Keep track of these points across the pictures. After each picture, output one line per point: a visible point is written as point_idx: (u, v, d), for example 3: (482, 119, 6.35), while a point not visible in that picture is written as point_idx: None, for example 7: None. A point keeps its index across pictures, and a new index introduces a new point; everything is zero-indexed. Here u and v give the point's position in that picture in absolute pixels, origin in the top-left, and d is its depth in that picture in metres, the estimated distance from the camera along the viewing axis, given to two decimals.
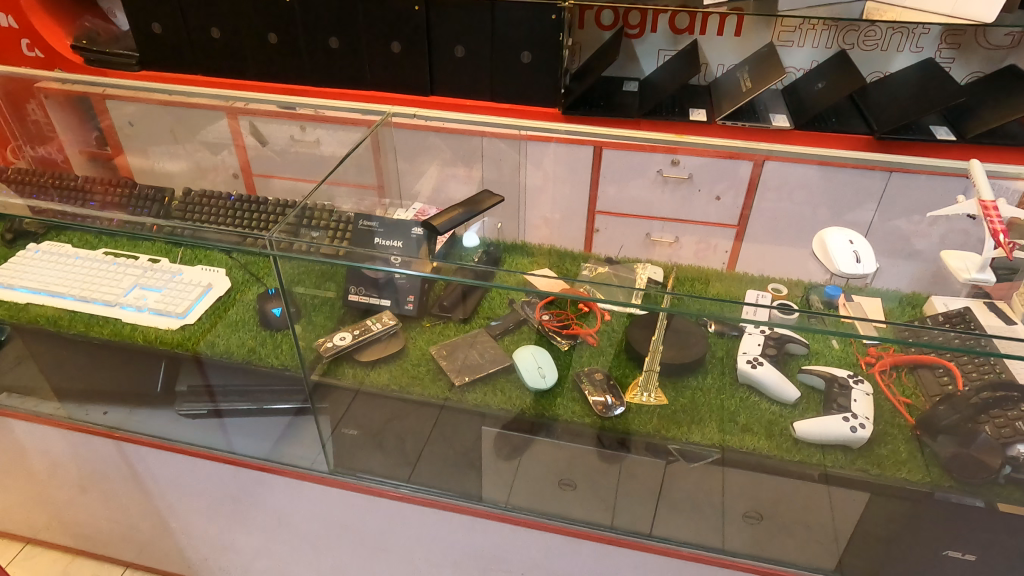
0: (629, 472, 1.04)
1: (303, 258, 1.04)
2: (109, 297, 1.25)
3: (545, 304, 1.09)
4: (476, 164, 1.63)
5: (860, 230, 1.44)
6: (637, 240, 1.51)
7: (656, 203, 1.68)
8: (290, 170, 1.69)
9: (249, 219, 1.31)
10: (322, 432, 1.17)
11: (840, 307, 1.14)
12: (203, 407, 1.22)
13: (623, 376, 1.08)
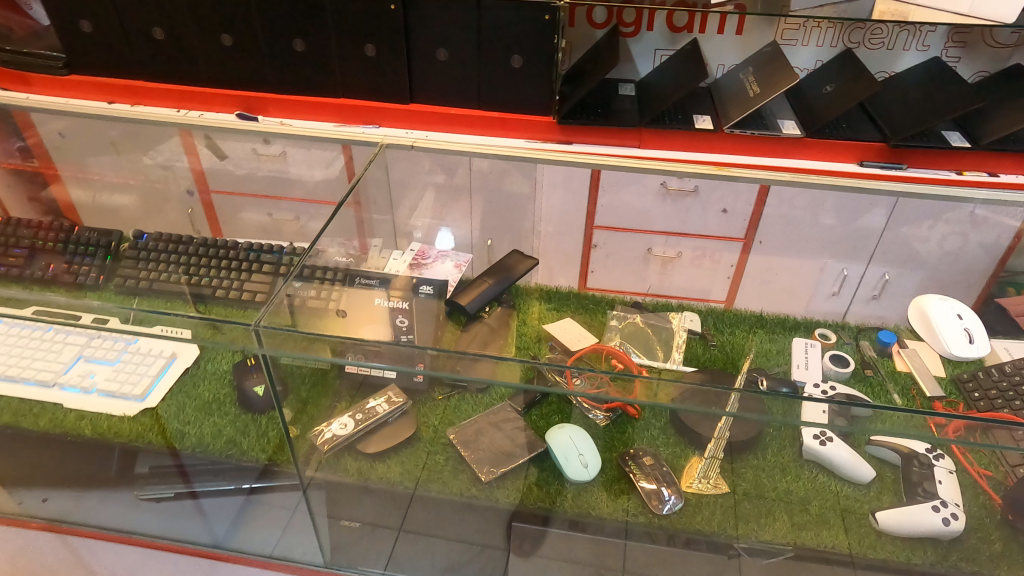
0: (681, 563, 0.91)
1: (282, 343, 0.89)
2: (44, 377, 1.05)
3: (575, 361, 0.97)
4: (456, 180, 1.29)
5: (870, 240, 1.18)
6: (634, 266, 1.22)
7: (655, 213, 1.26)
8: (248, 184, 1.40)
9: (221, 273, 1.12)
10: (315, 518, 1.01)
11: (897, 359, 1.03)
12: (174, 488, 1.05)
13: (680, 462, 0.95)
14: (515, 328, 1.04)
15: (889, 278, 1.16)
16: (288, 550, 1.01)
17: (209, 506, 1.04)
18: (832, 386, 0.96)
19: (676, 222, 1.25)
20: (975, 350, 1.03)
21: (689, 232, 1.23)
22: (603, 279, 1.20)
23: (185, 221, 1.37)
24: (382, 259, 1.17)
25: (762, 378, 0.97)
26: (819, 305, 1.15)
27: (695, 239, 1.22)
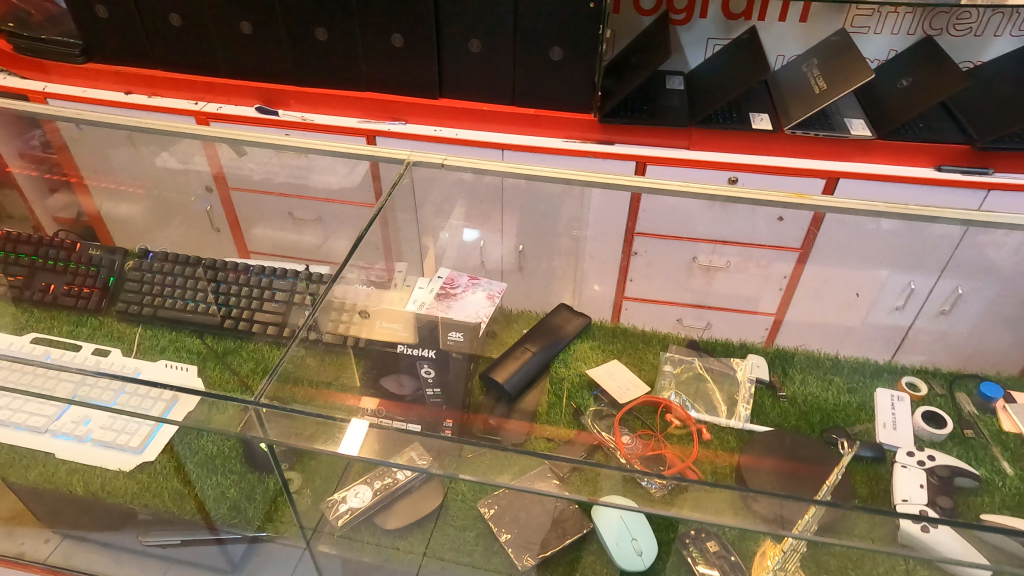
0: None
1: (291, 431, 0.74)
2: (36, 423, 0.87)
3: (622, 417, 0.86)
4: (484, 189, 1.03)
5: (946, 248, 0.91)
6: (672, 276, 1.07)
7: (697, 222, 1.00)
8: (258, 186, 1.20)
9: (235, 302, 1.03)
10: None
11: (1003, 417, 0.89)
12: (180, 536, 0.85)
13: (749, 549, 0.75)
14: (552, 373, 0.92)
15: (962, 293, 0.97)
16: None
17: (225, 559, 0.84)
18: (929, 453, 0.82)
19: (720, 227, 0.99)
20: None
21: (730, 239, 1.01)
22: (641, 286, 1.03)
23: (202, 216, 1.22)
24: (407, 289, 1.05)
25: (842, 441, 0.85)
26: (877, 319, 1.00)
27: (738, 246, 1.01)
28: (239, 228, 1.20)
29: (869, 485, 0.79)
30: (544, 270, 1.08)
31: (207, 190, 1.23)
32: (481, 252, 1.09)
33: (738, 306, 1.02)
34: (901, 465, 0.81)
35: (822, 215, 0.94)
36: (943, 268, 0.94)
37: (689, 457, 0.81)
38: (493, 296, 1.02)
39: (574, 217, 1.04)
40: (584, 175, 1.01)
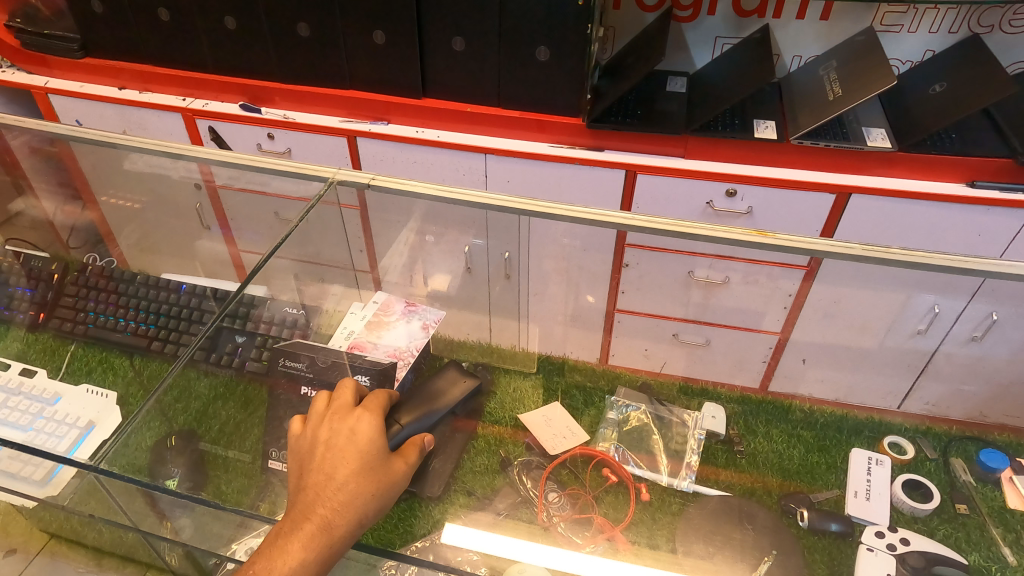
0: None
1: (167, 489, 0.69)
2: None
3: (552, 470, 0.77)
4: (426, 210, 0.92)
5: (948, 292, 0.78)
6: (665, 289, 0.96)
7: (697, 244, 0.84)
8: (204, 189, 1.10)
9: (161, 324, 0.99)
10: None
11: (1008, 490, 0.78)
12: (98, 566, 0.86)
13: None
14: (484, 415, 0.83)
15: (998, 319, 0.79)
16: None
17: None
18: (904, 536, 0.72)
19: (720, 251, 0.84)
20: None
21: (737, 256, 0.85)
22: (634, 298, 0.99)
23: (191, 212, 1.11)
24: (338, 312, 0.96)
25: (802, 511, 0.74)
26: (896, 345, 0.87)
27: (745, 263, 0.86)
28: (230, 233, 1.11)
29: (827, 567, 0.70)
30: (533, 279, 0.95)
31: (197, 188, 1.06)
32: (467, 257, 0.95)
33: (734, 322, 0.97)
34: (868, 548, 0.71)
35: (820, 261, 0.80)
36: (975, 290, 0.77)
37: (623, 521, 0.72)
38: (428, 325, 0.92)
39: (528, 245, 0.91)
40: (525, 204, 0.87)
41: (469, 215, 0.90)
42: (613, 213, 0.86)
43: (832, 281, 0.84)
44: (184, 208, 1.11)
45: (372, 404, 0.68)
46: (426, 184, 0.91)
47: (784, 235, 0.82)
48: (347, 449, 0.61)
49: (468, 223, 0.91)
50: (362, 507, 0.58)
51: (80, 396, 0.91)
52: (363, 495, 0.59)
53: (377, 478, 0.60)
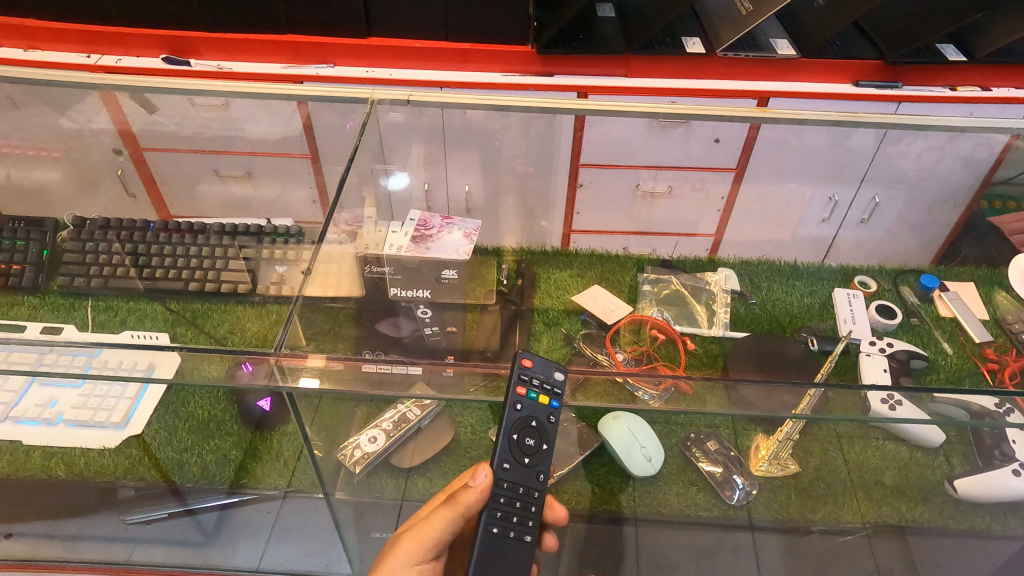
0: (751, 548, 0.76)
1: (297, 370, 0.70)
2: None
3: (613, 336, 0.90)
4: (425, 121, 0.96)
5: (864, 160, 0.98)
6: (617, 205, 1.03)
7: (637, 146, 0.97)
8: (159, 141, 1.03)
9: (195, 264, 0.97)
10: (339, 521, 0.81)
11: (939, 303, 0.99)
12: (167, 508, 0.80)
13: (746, 442, 0.77)
14: (537, 303, 0.94)
15: (880, 201, 1.02)
16: (289, 553, 0.81)
17: (200, 529, 0.81)
18: (888, 341, 0.91)
19: (654, 155, 0.99)
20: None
21: (669, 165, 1.00)
22: (590, 218, 1.02)
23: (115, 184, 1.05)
24: (380, 233, 0.99)
25: (811, 338, 0.91)
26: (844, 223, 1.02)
27: (675, 171, 1.00)
28: (153, 183, 1.05)
29: (840, 375, 0.86)
30: (491, 218, 1.03)
31: (117, 151, 1.05)
32: (427, 196, 1.02)
33: (678, 230, 1.03)
34: (866, 354, 0.88)
35: (759, 126, 0.93)
36: (863, 177, 1.01)
37: (680, 367, 0.86)
38: (470, 234, 1.02)
39: (551, 147, 0.99)
40: (551, 102, 0.94)
41: (451, 126, 0.96)
42: (625, 104, 0.94)
43: (797, 159, 0.98)
44: (104, 180, 1.05)
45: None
46: (431, 99, 0.94)
47: (780, 110, 0.94)
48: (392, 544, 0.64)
49: (452, 136, 0.97)
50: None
51: (123, 336, 0.89)
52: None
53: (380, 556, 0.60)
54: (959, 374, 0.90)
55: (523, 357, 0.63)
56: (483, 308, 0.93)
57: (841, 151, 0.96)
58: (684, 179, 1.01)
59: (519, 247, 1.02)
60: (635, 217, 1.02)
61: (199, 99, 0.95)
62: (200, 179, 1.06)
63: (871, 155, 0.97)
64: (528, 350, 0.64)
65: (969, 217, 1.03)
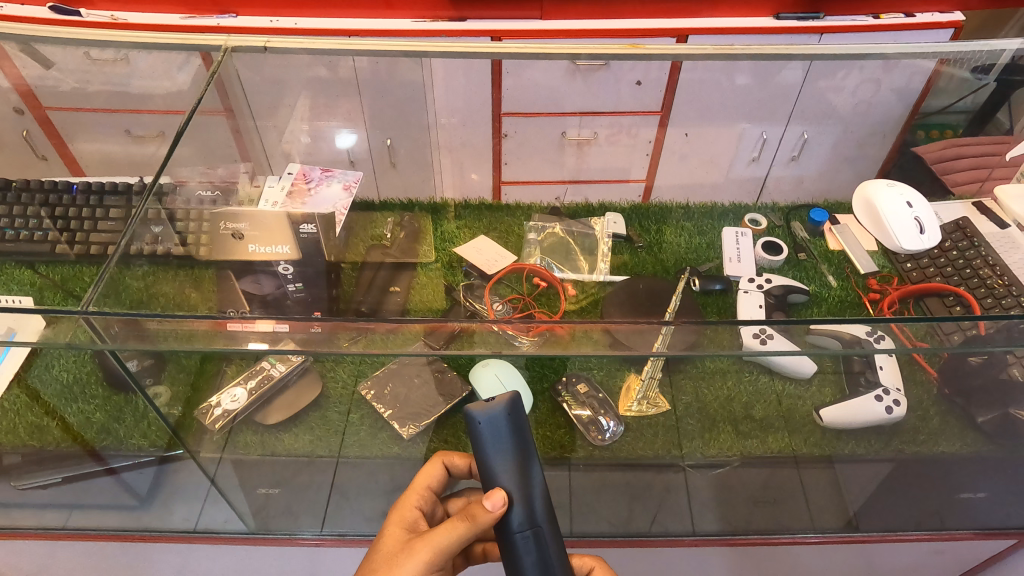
0: (673, 487, 0.81)
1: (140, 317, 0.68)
2: None
3: (494, 286, 0.89)
4: (336, 68, 0.92)
5: (787, 100, 0.96)
6: (546, 155, 0.98)
7: (567, 94, 0.94)
8: (56, 101, 0.97)
9: (62, 225, 0.94)
10: (219, 484, 0.80)
11: (829, 237, 0.99)
12: (58, 474, 0.79)
13: (614, 382, 0.77)
14: (420, 256, 0.92)
15: (808, 138, 0.99)
16: (166, 511, 0.82)
17: (86, 491, 0.80)
18: (768, 277, 0.91)
19: (585, 99, 0.94)
20: (926, 243, 0.96)
21: (602, 111, 0.95)
22: (520, 169, 0.98)
23: (24, 147, 1.00)
24: (256, 189, 0.95)
25: (694, 278, 0.91)
26: (740, 173, 1.00)
27: (610, 117, 0.95)
28: (61, 139, 1.00)
29: (717, 309, 0.89)
30: (417, 167, 0.99)
31: (18, 111, 0.98)
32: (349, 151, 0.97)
33: (612, 179, 0.99)
34: (743, 291, 0.90)
35: (680, 64, 0.91)
36: (790, 115, 0.98)
37: (558, 314, 0.86)
38: (350, 186, 0.97)
39: (437, 101, 0.94)
40: (418, 45, 0.90)
41: (363, 75, 0.92)
42: (510, 49, 0.91)
43: (681, 95, 0.94)
44: (9, 142, 1.00)
45: (419, 504, 0.67)
46: (321, 49, 0.89)
47: (653, 45, 0.92)
48: (372, 555, 0.61)
49: (366, 85, 0.94)
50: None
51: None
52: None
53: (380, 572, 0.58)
54: (840, 307, 0.90)
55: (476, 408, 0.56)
56: (359, 262, 0.92)
57: (727, 89, 0.94)
58: (611, 125, 0.95)
59: (456, 201, 0.99)
60: (545, 168, 0.99)
61: (96, 53, 0.91)
62: (70, 139, 1.00)
63: (794, 92, 0.95)
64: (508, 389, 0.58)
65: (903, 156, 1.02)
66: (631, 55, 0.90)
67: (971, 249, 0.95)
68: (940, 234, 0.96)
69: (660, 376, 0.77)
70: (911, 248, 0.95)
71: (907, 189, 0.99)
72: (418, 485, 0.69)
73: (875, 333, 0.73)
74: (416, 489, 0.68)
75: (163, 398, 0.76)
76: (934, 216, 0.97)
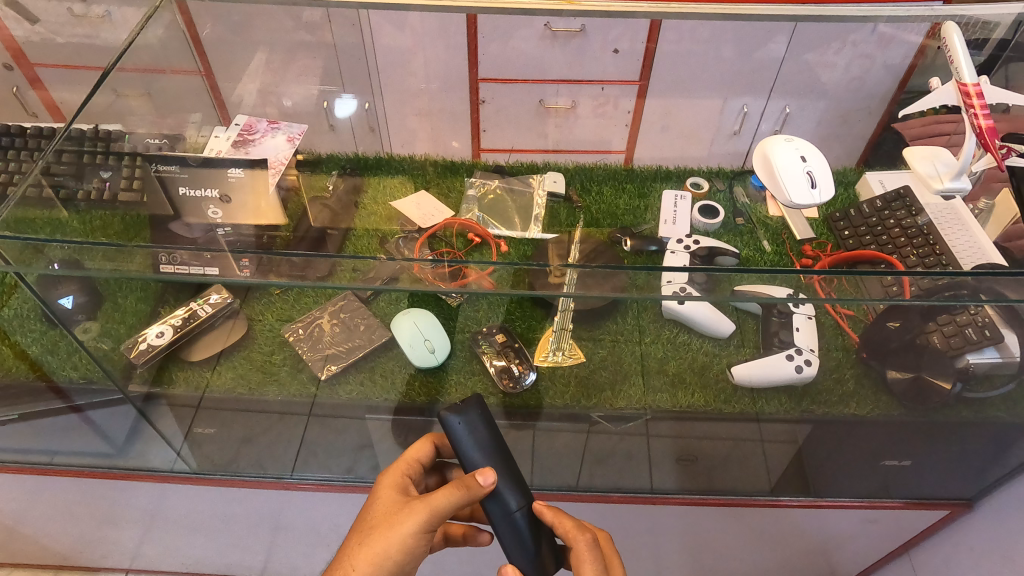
0: (628, 451, 0.86)
1: (80, 258, 0.67)
2: None
3: (428, 239, 0.93)
4: (308, 19, 0.99)
5: (768, 76, 0.99)
6: (522, 122, 1.01)
7: (548, 64, 0.96)
8: (40, 56, 1.03)
9: (15, 167, 0.95)
10: (162, 431, 0.86)
11: (771, 206, 0.98)
12: (15, 412, 0.83)
13: (527, 326, 0.81)
14: (359, 210, 0.97)
15: (790, 112, 1.01)
16: (116, 447, 0.88)
17: (36, 427, 0.85)
18: (696, 239, 0.92)
19: (567, 68, 0.97)
20: (816, 198, 0.88)
21: (578, 79, 0.98)
22: (497, 135, 1.02)
23: (12, 101, 1.03)
24: (201, 138, 0.99)
25: (626, 239, 0.93)
26: (721, 147, 1.03)
27: (590, 87, 0.98)
28: (40, 85, 1.04)
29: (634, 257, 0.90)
30: (397, 128, 1.04)
31: (8, 67, 1.04)
32: (328, 114, 1.04)
33: (591, 150, 1.02)
34: (671, 251, 0.90)
35: (660, 23, 0.94)
36: (770, 90, 1.00)
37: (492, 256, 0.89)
38: (293, 138, 1.03)
39: (406, 61, 1.00)
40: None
41: (338, 36, 1.01)
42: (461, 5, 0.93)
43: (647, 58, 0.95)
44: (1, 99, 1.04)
45: (408, 473, 0.66)
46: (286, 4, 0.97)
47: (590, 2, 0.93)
48: (366, 513, 0.62)
49: (341, 47, 1.02)
50: (368, 561, 0.58)
51: None
52: (364, 552, 0.59)
53: (377, 528, 0.59)
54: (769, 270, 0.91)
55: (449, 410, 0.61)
56: (295, 214, 0.95)
57: (673, 51, 0.95)
58: (588, 93, 0.98)
59: (434, 160, 1.03)
60: (516, 133, 1.03)
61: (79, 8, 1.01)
62: (46, 87, 1.04)
63: (774, 66, 0.98)
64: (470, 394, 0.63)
65: (884, 137, 1.01)
66: (599, 14, 0.93)
67: (907, 219, 0.95)
68: (833, 189, 0.89)
69: (572, 327, 0.82)
70: (800, 202, 0.88)
71: (806, 146, 0.91)
72: (407, 455, 0.68)
73: (797, 296, 0.67)
74: (406, 457, 0.67)
75: (92, 333, 0.80)
76: (828, 169, 0.89)
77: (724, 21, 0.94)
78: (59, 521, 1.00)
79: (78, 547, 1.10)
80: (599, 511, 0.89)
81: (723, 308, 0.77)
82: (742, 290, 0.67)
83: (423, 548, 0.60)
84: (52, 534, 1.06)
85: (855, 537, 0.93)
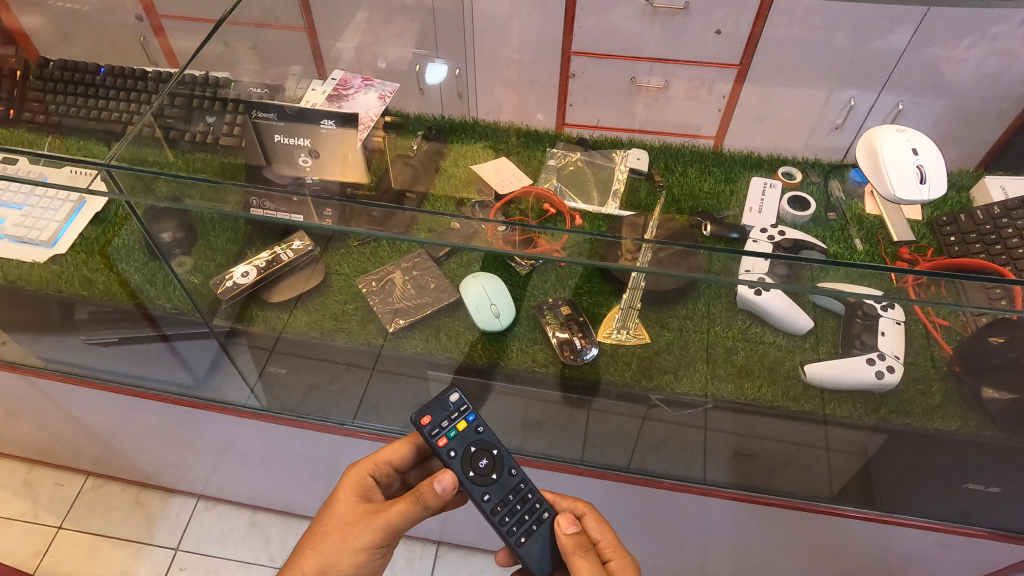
0: (683, 440, 0.84)
1: (181, 195, 0.70)
2: None
3: (503, 205, 0.93)
4: None
5: (885, 67, 0.91)
6: (611, 99, 1.00)
7: (645, 39, 0.94)
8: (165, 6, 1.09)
9: (136, 108, 1.02)
10: (239, 367, 0.91)
11: (868, 202, 0.93)
12: (117, 334, 0.89)
13: (594, 299, 0.82)
14: (440, 170, 0.99)
15: (904, 108, 0.94)
16: (198, 377, 0.93)
17: (131, 351, 0.91)
18: (782, 231, 0.89)
19: (664, 45, 0.94)
20: (924, 194, 0.81)
21: (674, 59, 0.95)
22: (583, 111, 1.02)
23: (138, 50, 1.12)
24: (300, 90, 1.02)
25: (706, 224, 0.90)
26: (820, 141, 0.98)
27: (684, 67, 0.95)
28: (163, 33, 1.12)
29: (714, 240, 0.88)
30: (484, 95, 1.05)
31: (138, 18, 1.10)
32: (418, 78, 1.05)
33: (681, 132, 1.01)
34: (753, 241, 0.88)
35: (769, 6, 0.88)
36: (884, 83, 0.93)
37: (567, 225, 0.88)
38: (384, 96, 1.03)
39: (501, 28, 1.00)
40: None
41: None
42: None
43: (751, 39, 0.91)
44: (128, 44, 1.13)
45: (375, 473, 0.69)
46: None
47: None
48: (325, 515, 0.66)
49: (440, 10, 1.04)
50: (316, 565, 0.63)
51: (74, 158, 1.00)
52: (314, 556, 0.63)
53: (332, 536, 0.64)
54: None
55: (422, 414, 0.66)
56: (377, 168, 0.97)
57: (781, 32, 0.90)
58: (682, 72, 0.95)
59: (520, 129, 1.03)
60: (604, 108, 1.01)
61: None
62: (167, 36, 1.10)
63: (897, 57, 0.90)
64: (415, 415, 0.65)
65: (1013, 142, 0.93)
66: None
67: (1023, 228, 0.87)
68: (944, 187, 0.82)
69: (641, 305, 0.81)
70: (906, 198, 0.82)
71: (920, 138, 0.85)
72: (377, 457, 0.70)
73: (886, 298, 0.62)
74: (373, 459, 0.69)
75: (187, 266, 0.87)
76: (940, 165, 0.83)
77: (842, 5, 0.87)
78: (145, 438, 1.08)
79: (160, 464, 1.19)
80: (647, 495, 0.87)
81: (806, 304, 0.73)
82: (832, 286, 0.63)
83: (376, 556, 0.64)
84: (139, 451, 1.14)
85: (919, 559, 0.87)
